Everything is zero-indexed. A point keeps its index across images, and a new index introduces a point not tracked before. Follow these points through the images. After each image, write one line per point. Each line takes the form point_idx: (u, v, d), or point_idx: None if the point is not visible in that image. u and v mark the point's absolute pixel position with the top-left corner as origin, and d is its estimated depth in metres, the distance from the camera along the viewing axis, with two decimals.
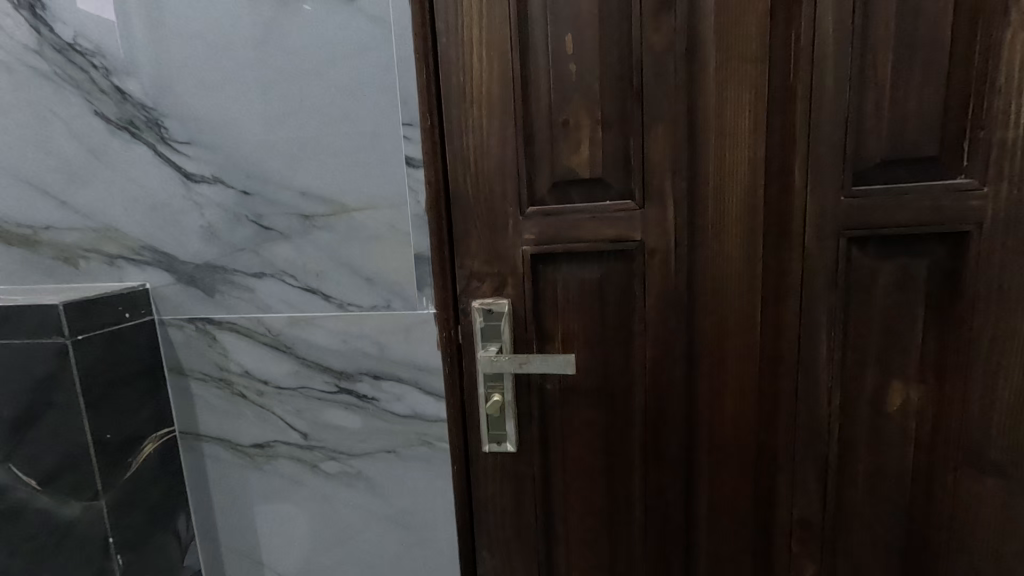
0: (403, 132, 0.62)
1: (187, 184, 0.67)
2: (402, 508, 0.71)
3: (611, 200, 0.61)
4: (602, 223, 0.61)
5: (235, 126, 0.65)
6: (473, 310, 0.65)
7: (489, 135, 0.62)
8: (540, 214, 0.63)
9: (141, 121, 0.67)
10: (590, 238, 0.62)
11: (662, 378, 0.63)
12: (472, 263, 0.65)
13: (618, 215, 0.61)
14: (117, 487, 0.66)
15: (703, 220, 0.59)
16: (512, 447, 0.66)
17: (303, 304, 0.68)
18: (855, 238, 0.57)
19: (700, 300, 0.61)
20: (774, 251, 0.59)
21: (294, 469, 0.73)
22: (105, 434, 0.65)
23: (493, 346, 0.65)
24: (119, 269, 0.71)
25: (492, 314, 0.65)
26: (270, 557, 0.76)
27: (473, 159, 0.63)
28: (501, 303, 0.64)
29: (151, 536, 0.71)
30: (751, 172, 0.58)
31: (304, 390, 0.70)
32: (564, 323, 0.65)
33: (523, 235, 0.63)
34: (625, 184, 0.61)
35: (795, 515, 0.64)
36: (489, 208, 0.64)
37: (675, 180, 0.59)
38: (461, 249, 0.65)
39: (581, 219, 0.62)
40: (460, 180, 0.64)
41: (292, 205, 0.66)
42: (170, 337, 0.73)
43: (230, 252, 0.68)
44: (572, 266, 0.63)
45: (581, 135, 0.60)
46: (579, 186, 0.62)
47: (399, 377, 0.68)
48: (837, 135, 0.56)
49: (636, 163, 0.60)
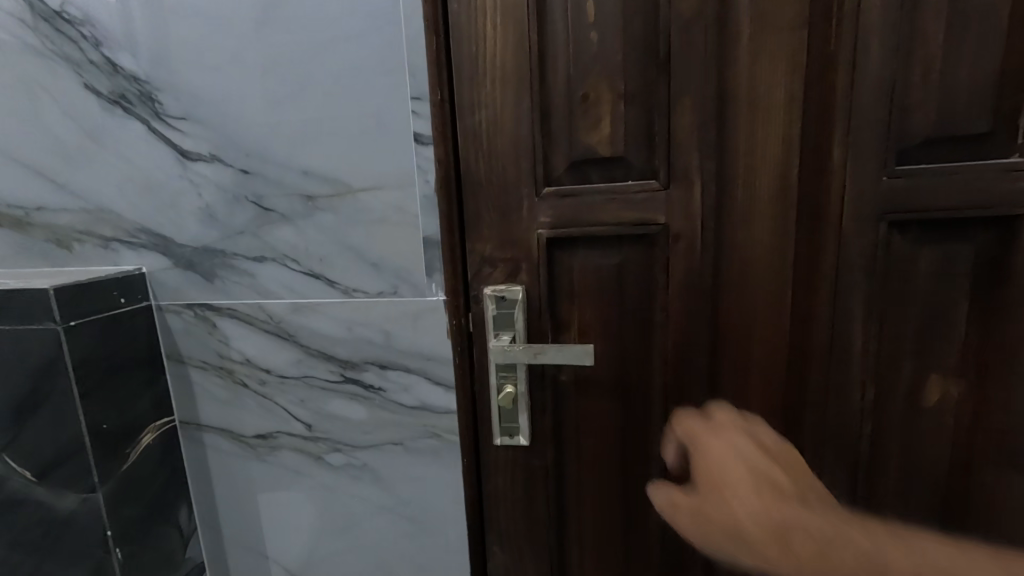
0: (411, 106, 0.58)
1: (183, 162, 0.64)
2: (410, 502, 0.69)
3: (632, 180, 0.57)
4: (622, 205, 0.57)
5: (233, 101, 0.61)
6: (485, 297, 0.62)
7: (502, 110, 0.58)
8: (556, 195, 0.59)
9: (134, 95, 0.63)
10: (610, 221, 0.58)
11: (684, 370, 0.60)
12: (485, 248, 0.62)
13: (639, 196, 0.57)
14: (115, 479, 0.64)
15: (731, 202, 0.56)
16: (525, 440, 0.64)
17: (306, 290, 0.65)
18: (895, 222, 0.53)
19: (725, 287, 0.57)
20: (807, 236, 0.55)
21: (298, 460, 0.71)
22: (101, 424, 0.63)
23: (506, 335, 0.62)
24: (114, 252, 0.68)
25: (506, 301, 0.62)
26: (274, 550, 0.74)
27: (485, 136, 0.59)
28: (514, 290, 0.61)
29: (152, 529, 0.68)
30: (784, 150, 0.54)
31: (308, 380, 0.68)
32: (581, 311, 0.61)
33: (538, 218, 0.60)
34: (648, 163, 0.57)
35: (821, 515, 0.61)
36: (502, 189, 0.60)
37: (701, 159, 0.55)
38: (472, 232, 0.62)
39: (600, 201, 0.58)
40: (471, 159, 0.60)
41: (293, 185, 0.62)
42: (169, 323, 0.70)
43: (229, 235, 0.65)
44: (590, 251, 0.60)
45: (601, 110, 0.56)
46: (598, 165, 0.58)
47: (407, 367, 0.65)
48: (881, 109, 0.51)
49: (659, 141, 0.56)
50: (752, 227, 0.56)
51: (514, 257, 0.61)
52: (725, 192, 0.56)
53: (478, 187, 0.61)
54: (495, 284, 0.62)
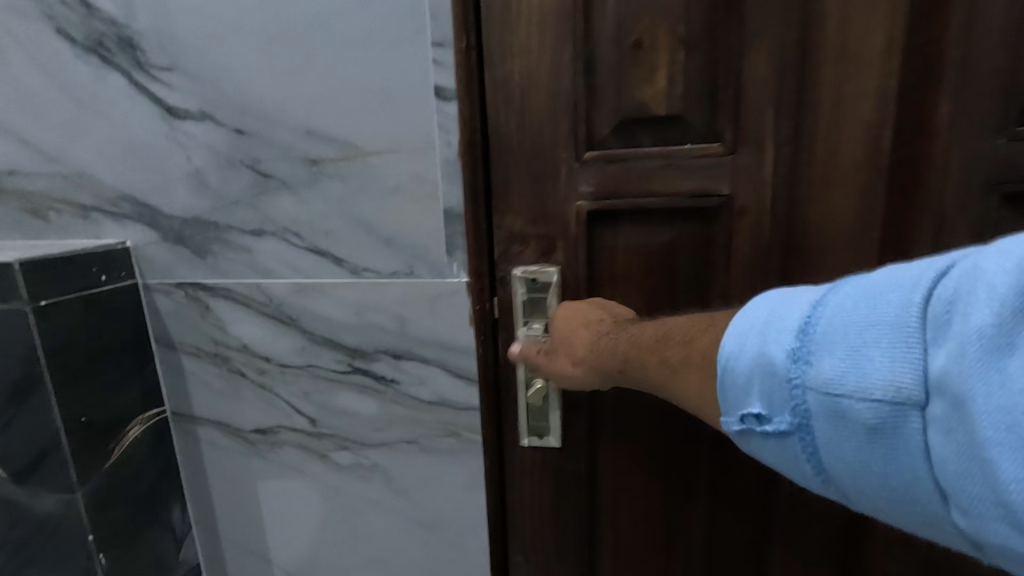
0: (432, 54, 0.50)
1: (169, 121, 0.56)
2: (426, 506, 0.62)
3: (692, 143, 0.49)
4: (679, 173, 0.49)
5: (226, 49, 0.53)
6: (515, 279, 0.55)
7: (539, 59, 0.50)
8: (601, 160, 0.51)
9: (112, 42, 0.55)
10: (664, 192, 0.50)
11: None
12: (514, 222, 0.54)
13: (700, 163, 0.49)
14: (96, 477, 0.57)
15: (809, 169, 0.47)
16: (555, 442, 0.58)
17: (310, 269, 0.57)
18: (1011, 195, 0.44)
19: (797, 271, 0.49)
20: (898, 211, 0.47)
21: (301, 459, 0.64)
22: (80, 416, 0.56)
23: (539, 323, 0.55)
24: (95, 224, 0.61)
25: (538, 285, 0.54)
26: (276, 553, 0.68)
27: (518, 91, 0.51)
28: (549, 272, 0.53)
29: (140, 531, 0.62)
30: (877, 107, 0.45)
31: (312, 370, 0.60)
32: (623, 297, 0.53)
33: (578, 187, 0.52)
34: (710, 124, 0.48)
35: (896, 533, 0.53)
36: (536, 154, 0.52)
37: (777, 118, 0.47)
38: (500, 204, 0.54)
39: (651, 168, 0.50)
40: (501, 118, 0.52)
41: (295, 148, 0.54)
42: (157, 305, 0.62)
43: (222, 205, 0.57)
44: (638, 227, 0.52)
45: (657, 60, 0.48)
46: (649, 127, 0.49)
47: (423, 358, 0.57)
48: (1001, 56, 0.43)
49: (727, 96, 0.47)
50: (833, 200, 0.47)
51: (547, 234, 0.53)
52: (802, 157, 0.47)
53: (507, 153, 0.52)
54: (526, 265, 0.54)
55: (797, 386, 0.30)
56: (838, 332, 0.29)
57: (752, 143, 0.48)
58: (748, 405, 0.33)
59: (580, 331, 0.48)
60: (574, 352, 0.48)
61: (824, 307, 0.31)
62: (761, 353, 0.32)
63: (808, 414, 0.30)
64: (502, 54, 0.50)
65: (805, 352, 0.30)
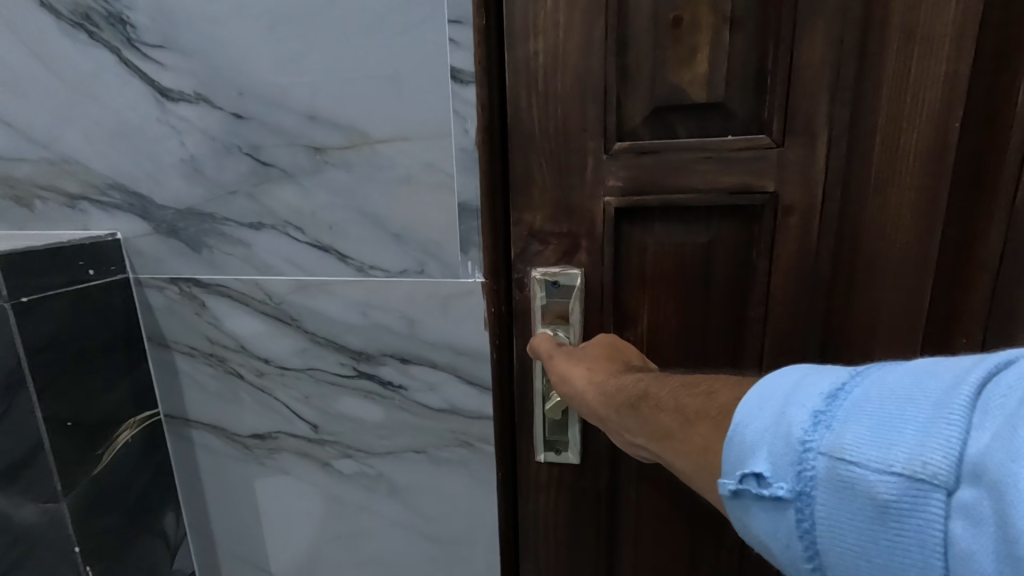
0: (448, 32, 0.45)
1: (162, 103, 0.52)
2: (433, 518, 0.59)
3: (734, 134, 0.45)
4: (718, 167, 0.45)
5: (222, 24, 0.49)
6: (534, 281, 0.51)
7: (567, 38, 0.45)
8: (632, 152, 0.47)
9: (99, 15, 0.50)
10: (701, 187, 0.46)
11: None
12: (533, 218, 0.50)
13: (742, 155, 0.45)
14: (83, 485, 0.53)
15: (863, 165, 0.43)
16: (574, 458, 0.54)
17: (313, 265, 0.53)
18: None
19: (847, 274, 0.46)
20: (962, 210, 0.43)
21: (302, 466, 0.60)
22: (65, 420, 0.52)
23: (560, 329, 0.51)
24: (83, 213, 0.56)
25: (559, 287, 0.50)
26: (274, 564, 0.64)
27: (541, 73, 0.47)
28: (571, 274, 0.50)
29: (131, 539, 0.58)
30: (944, 96, 0.41)
31: (313, 373, 0.56)
32: (652, 300, 0.49)
33: (605, 181, 0.48)
34: (755, 113, 0.44)
35: None
36: (561, 143, 0.48)
37: (833, 107, 0.43)
38: (519, 199, 0.50)
39: (689, 160, 0.46)
40: (523, 101, 0.47)
41: (298, 134, 0.50)
42: (150, 301, 0.58)
43: (219, 195, 0.53)
44: (670, 225, 0.48)
45: (699, 40, 0.43)
46: (687, 115, 0.45)
47: (433, 363, 0.53)
48: None
49: (777, 83, 0.43)
50: (886, 199, 0.44)
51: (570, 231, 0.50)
52: (856, 149, 0.43)
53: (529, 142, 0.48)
54: (546, 266, 0.51)
55: (809, 449, 0.25)
56: (872, 403, 0.24)
57: (805, 135, 0.43)
58: (746, 464, 0.26)
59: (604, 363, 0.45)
60: (594, 375, 0.44)
61: (862, 378, 0.26)
62: (776, 415, 0.26)
63: (816, 485, 0.24)
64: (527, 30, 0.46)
65: (829, 417, 0.25)
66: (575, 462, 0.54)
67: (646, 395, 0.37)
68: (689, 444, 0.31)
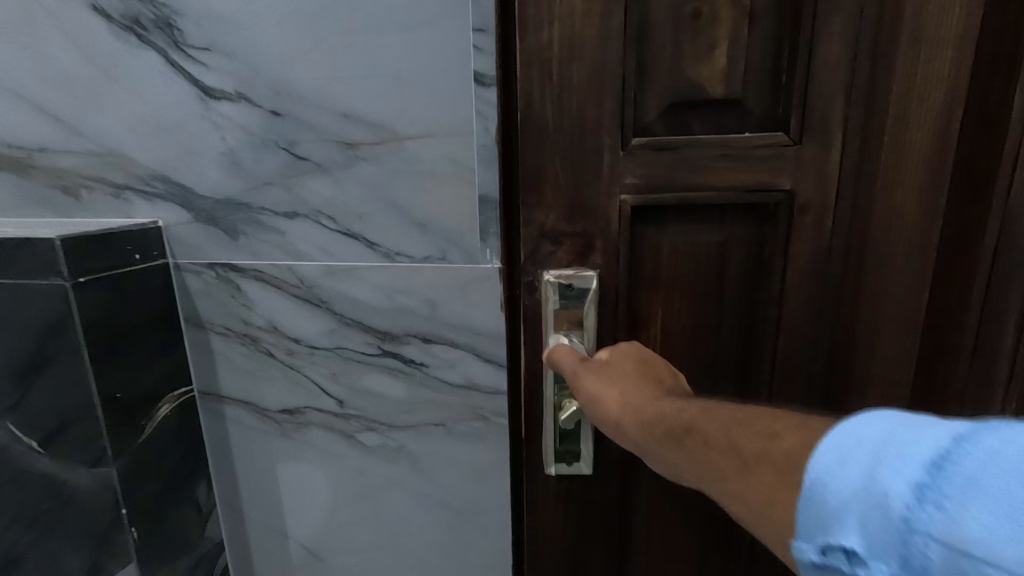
0: (473, 39, 0.50)
1: (204, 101, 0.56)
2: (450, 486, 0.64)
3: (751, 132, 0.50)
4: (738, 163, 0.50)
5: (264, 29, 0.53)
6: (548, 288, 0.53)
7: (584, 36, 0.48)
8: (654, 149, 0.50)
9: (148, 19, 0.55)
10: (721, 182, 0.50)
11: (794, 352, 0.54)
12: (547, 216, 0.52)
13: (761, 151, 0.49)
14: (130, 452, 0.58)
15: (871, 160, 0.49)
16: (586, 469, 0.57)
17: (342, 251, 0.58)
18: None
19: (855, 257, 0.51)
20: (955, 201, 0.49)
21: (329, 440, 0.65)
22: (116, 391, 0.57)
23: (573, 334, 0.54)
24: (127, 203, 0.61)
25: (572, 290, 0.53)
26: (300, 532, 0.69)
27: (555, 69, 0.49)
28: (584, 277, 0.53)
29: (170, 506, 0.63)
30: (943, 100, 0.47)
31: (341, 352, 0.61)
32: (668, 295, 0.54)
33: (624, 178, 0.51)
34: (770, 113, 0.49)
35: None
36: (578, 141, 0.50)
37: (847, 107, 0.48)
38: (533, 197, 0.52)
39: (705, 158, 0.50)
40: (539, 97, 0.49)
41: (331, 130, 0.54)
42: (187, 284, 0.63)
43: (256, 186, 0.58)
44: (690, 218, 0.52)
45: (717, 41, 0.48)
46: (701, 112, 0.50)
47: (453, 343, 0.58)
48: None
49: (795, 83, 0.48)
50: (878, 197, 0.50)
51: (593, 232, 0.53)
52: (845, 147, 0.49)
53: (559, 139, 0.50)
54: (558, 271, 0.53)
55: (917, 532, 0.23)
56: (994, 484, 0.21)
57: (820, 135, 0.49)
58: (837, 538, 0.25)
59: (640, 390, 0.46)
60: (628, 400, 0.46)
61: (971, 444, 0.23)
62: (870, 484, 0.25)
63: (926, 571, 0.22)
64: (541, 19, 0.48)
65: (938, 495, 0.22)
66: (585, 469, 0.57)
67: (693, 429, 0.38)
68: (753, 493, 0.31)
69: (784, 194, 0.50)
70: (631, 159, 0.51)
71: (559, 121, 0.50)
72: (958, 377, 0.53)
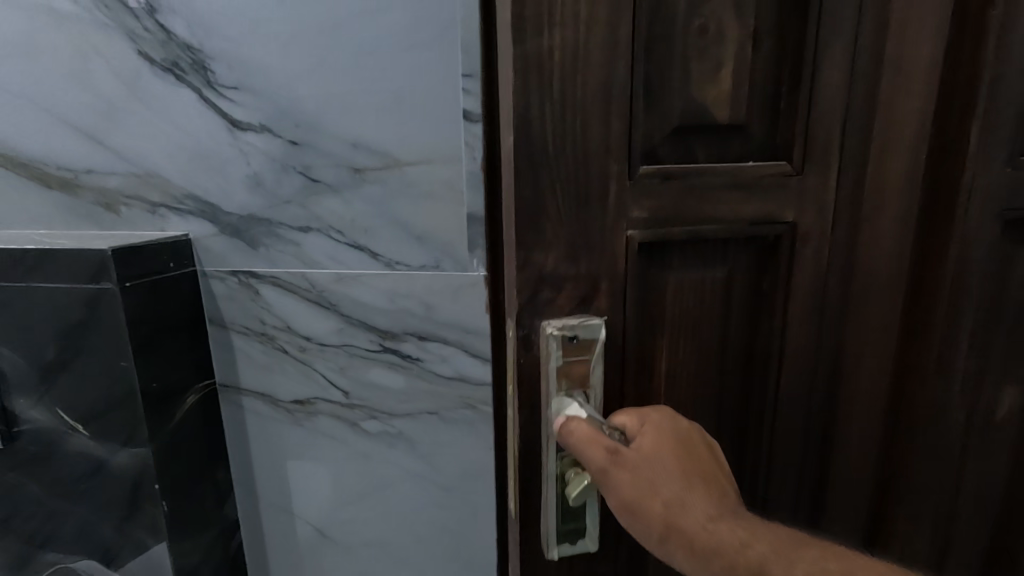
0: (462, 83, 0.60)
1: (233, 131, 0.65)
2: (442, 469, 0.72)
3: (754, 160, 0.45)
4: (744, 195, 0.45)
5: (286, 72, 0.62)
6: (552, 344, 0.43)
7: (589, 34, 0.38)
8: (661, 177, 0.43)
9: (186, 63, 0.64)
10: (728, 215, 0.45)
11: (789, 382, 0.51)
12: (548, 259, 0.42)
13: (765, 181, 0.45)
14: (163, 435, 0.66)
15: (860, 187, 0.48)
16: (592, 547, 0.47)
17: (350, 260, 0.67)
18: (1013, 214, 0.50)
19: (843, 284, 0.50)
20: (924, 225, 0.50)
21: (336, 427, 0.73)
22: (151, 382, 0.65)
23: (578, 394, 0.44)
24: (161, 217, 0.70)
25: (578, 342, 0.43)
26: (308, 511, 0.77)
27: (557, 75, 0.38)
28: (590, 324, 0.43)
29: (195, 485, 0.71)
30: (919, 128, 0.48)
31: (348, 348, 0.70)
32: (679, 343, 0.48)
33: (630, 211, 0.43)
34: (772, 139, 0.45)
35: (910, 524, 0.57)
36: (582, 165, 0.41)
37: (842, 134, 0.46)
38: (528, 236, 0.41)
39: (717, 187, 0.44)
40: (536, 110, 0.39)
41: (341, 157, 0.64)
42: (212, 289, 0.71)
43: (276, 205, 0.67)
44: (695, 253, 0.46)
45: (724, 55, 0.42)
46: (704, 137, 0.44)
47: (446, 340, 0.67)
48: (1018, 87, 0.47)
49: (796, 110, 0.45)
50: (881, 230, 0.50)
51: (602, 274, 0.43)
52: (843, 178, 0.47)
53: (562, 160, 0.40)
54: (560, 321, 0.43)
55: None
56: None
57: (819, 162, 0.46)
58: None
59: (697, 490, 0.41)
60: (698, 514, 0.40)
61: None
62: None
63: None
64: (544, 19, 0.37)
65: None
66: (589, 545, 0.47)
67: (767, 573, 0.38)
68: None
69: (797, 227, 0.48)
70: (634, 186, 0.42)
71: (563, 137, 0.40)
72: (933, 400, 0.53)
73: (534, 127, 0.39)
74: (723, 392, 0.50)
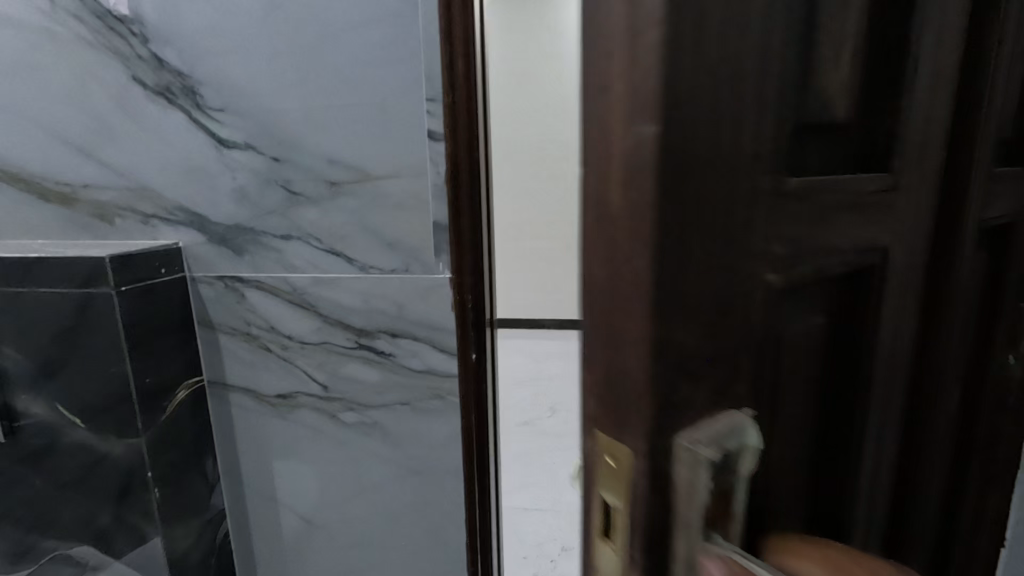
0: (426, 106, 0.67)
1: (220, 149, 0.72)
2: (415, 455, 0.79)
3: (848, 165, 0.34)
4: (847, 213, 0.34)
5: (269, 96, 0.69)
6: (687, 473, 0.26)
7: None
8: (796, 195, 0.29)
9: (176, 87, 0.71)
10: (833, 240, 0.33)
11: (837, 441, 0.41)
12: (690, 330, 0.25)
13: (859, 191, 0.34)
14: (155, 427, 0.72)
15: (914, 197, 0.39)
16: None
17: (328, 265, 0.73)
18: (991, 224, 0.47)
19: (891, 316, 0.41)
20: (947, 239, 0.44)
21: (316, 419, 0.79)
22: (144, 378, 0.71)
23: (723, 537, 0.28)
24: (153, 227, 0.76)
25: (727, 461, 0.27)
26: (291, 499, 0.84)
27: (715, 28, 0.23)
28: (740, 424, 0.28)
29: (185, 475, 0.77)
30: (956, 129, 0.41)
31: (326, 345, 0.76)
32: (799, 421, 0.36)
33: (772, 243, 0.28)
34: (854, 137, 0.34)
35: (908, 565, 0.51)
36: (732, 179, 0.25)
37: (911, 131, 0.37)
38: (663, 291, 0.24)
39: (829, 206, 0.32)
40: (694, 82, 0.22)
41: (319, 172, 0.71)
42: (200, 293, 0.78)
43: (260, 215, 0.73)
44: (799, 294, 0.33)
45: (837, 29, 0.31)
46: (818, 140, 0.31)
47: (416, 337, 0.74)
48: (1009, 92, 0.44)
49: (877, 102, 0.35)
50: (940, 248, 0.44)
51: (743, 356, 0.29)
52: (918, 187, 0.39)
53: (710, 192, 0.24)
54: (691, 434, 0.26)
55: None
56: None
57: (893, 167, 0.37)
58: None
59: None
60: None
61: None
62: None
63: None
64: None
65: None
66: None
67: None
68: None
69: (897, 257, 0.40)
70: (776, 215, 0.28)
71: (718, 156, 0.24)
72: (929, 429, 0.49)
73: (678, 130, 0.22)
74: (831, 465, 0.41)
